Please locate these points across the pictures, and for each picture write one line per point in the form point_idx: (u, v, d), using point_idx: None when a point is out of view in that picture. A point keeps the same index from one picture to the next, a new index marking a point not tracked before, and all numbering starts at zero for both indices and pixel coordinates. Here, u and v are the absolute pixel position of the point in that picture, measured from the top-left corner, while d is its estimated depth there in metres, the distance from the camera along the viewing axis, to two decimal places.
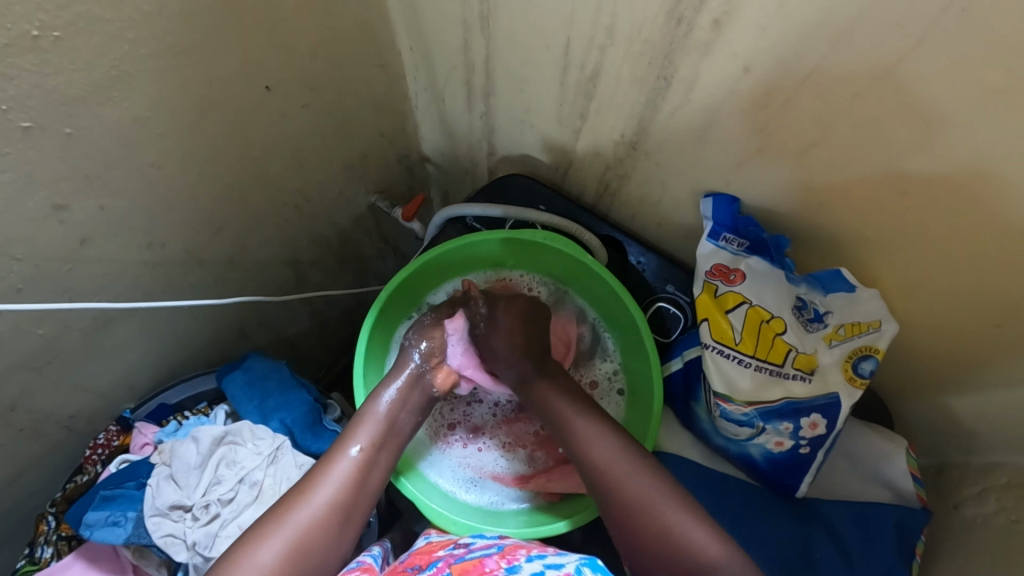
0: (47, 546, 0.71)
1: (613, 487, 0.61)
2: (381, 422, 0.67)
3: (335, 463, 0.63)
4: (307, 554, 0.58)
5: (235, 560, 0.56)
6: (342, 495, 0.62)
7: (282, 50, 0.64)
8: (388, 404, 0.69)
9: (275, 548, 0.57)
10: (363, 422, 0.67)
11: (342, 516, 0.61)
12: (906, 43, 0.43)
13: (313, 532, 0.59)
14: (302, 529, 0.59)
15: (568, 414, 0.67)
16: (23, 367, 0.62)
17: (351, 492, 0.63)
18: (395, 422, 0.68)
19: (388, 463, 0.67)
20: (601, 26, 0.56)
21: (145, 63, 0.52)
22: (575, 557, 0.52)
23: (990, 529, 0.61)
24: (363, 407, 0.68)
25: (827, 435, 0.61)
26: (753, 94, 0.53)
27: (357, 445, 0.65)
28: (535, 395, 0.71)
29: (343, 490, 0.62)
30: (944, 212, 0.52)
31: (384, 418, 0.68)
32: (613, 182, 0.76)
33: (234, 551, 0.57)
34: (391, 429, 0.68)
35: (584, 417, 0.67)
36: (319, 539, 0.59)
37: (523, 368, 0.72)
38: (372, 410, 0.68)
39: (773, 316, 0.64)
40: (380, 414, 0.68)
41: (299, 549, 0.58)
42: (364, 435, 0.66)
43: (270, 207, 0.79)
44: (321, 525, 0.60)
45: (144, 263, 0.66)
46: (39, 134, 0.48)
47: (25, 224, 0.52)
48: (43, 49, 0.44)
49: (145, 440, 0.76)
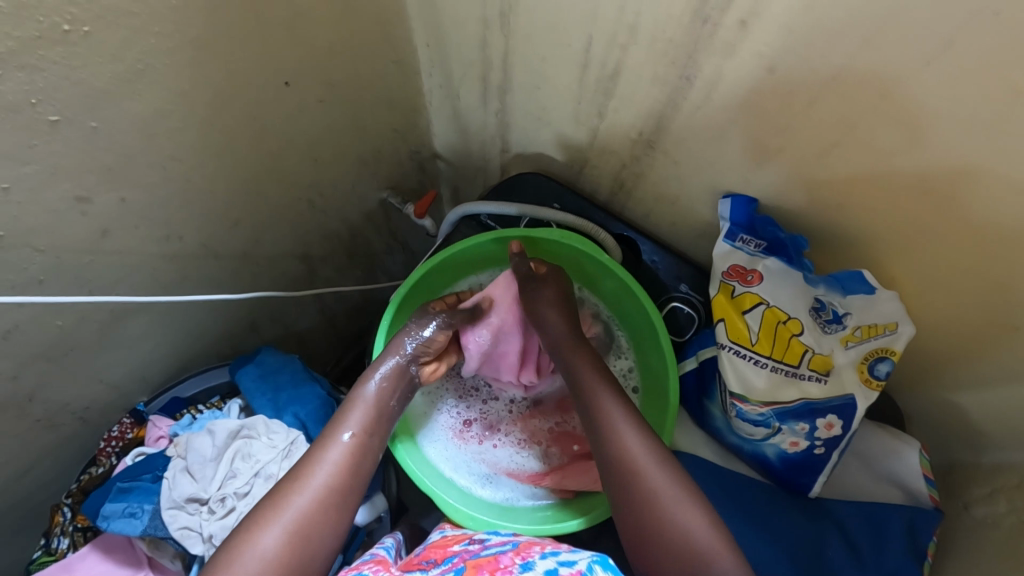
0: (64, 537, 0.72)
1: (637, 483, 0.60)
2: (370, 408, 0.68)
3: (327, 449, 0.63)
4: (306, 541, 0.58)
5: (235, 552, 0.55)
6: (337, 480, 0.62)
7: (301, 45, 0.64)
8: (377, 387, 0.69)
9: (276, 535, 0.57)
10: (352, 408, 0.67)
11: (338, 501, 0.61)
12: (935, 46, 0.43)
13: (312, 515, 0.59)
14: (300, 514, 0.58)
15: (597, 412, 0.66)
16: (42, 357, 0.62)
17: (344, 477, 0.62)
18: (386, 408, 0.69)
19: (380, 448, 0.67)
20: (624, 25, 0.56)
21: (169, 56, 0.52)
22: (587, 554, 0.53)
23: (1001, 529, 0.61)
24: (351, 391, 0.68)
25: (842, 436, 0.62)
26: (776, 94, 0.53)
27: (349, 430, 0.65)
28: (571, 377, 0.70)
29: (336, 477, 0.62)
30: (965, 214, 0.52)
31: (373, 402, 0.68)
32: (628, 181, 0.76)
33: (236, 538, 0.56)
34: (382, 414, 0.68)
35: (612, 404, 0.66)
36: (317, 524, 0.59)
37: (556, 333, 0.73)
38: (361, 396, 0.68)
39: (790, 317, 0.64)
40: (369, 400, 0.68)
41: (298, 534, 0.57)
42: (355, 421, 0.66)
43: (284, 202, 0.79)
44: (317, 511, 0.59)
45: (161, 256, 0.67)
46: (65, 127, 0.49)
47: (47, 216, 0.53)
48: (72, 42, 0.45)
49: (159, 433, 0.77)
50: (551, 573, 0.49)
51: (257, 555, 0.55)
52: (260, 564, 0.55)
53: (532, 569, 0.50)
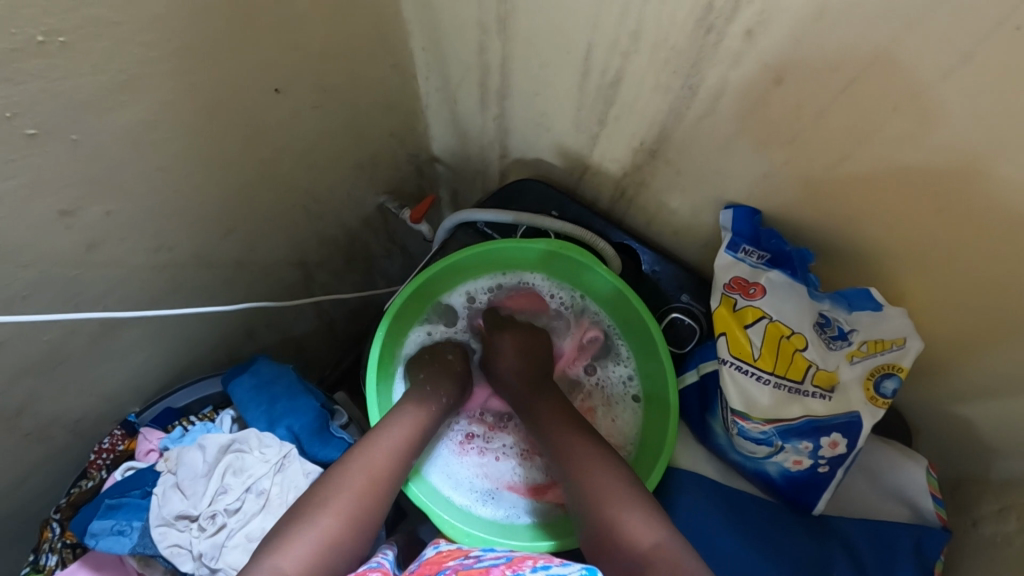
0: (52, 554, 0.70)
1: (607, 506, 0.59)
2: (406, 433, 0.68)
3: (377, 449, 0.64)
4: (339, 551, 0.57)
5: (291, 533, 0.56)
6: (373, 496, 0.61)
7: (293, 52, 0.62)
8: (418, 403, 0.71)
9: (314, 540, 0.56)
10: (397, 418, 0.68)
11: (381, 503, 0.62)
12: (952, 58, 0.41)
13: (361, 511, 0.60)
14: (337, 522, 0.58)
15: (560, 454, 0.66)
16: (30, 373, 0.61)
17: (389, 480, 0.63)
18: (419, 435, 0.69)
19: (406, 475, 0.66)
20: (626, 31, 0.54)
21: (154, 66, 0.50)
22: (578, 567, 0.51)
23: (1012, 549, 0.59)
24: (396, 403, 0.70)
25: (847, 454, 0.60)
26: (783, 103, 0.51)
27: (394, 438, 0.66)
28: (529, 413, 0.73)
29: (373, 493, 0.61)
30: (979, 228, 0.50)
31: (410, 429, 0.68)
32: (629, 188, 0.74)
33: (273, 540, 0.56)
34: (415, 442, 0.68)
35: (576, 443, 0.66)
36: (350, 537, 0.58)
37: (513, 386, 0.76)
38: (399, 420, 0.68)
39: (793, 331, 0.62)
40: (405, 425, 0.68)
41: (334, 543, 0.57)
42: (391, 443, 0.66)
43: (279, 209, 0.77)
44: (352, 524, 0.59)
45: (151, 267, 0.65)
46: (45, 140, 0.47)
47: (29, 231, 0.51)
48: (49, 54, 0.43)
49: (150, 446, 0.75)
50: None
51: (314, 537, 0.56)
52: (315, 546, 0.55)
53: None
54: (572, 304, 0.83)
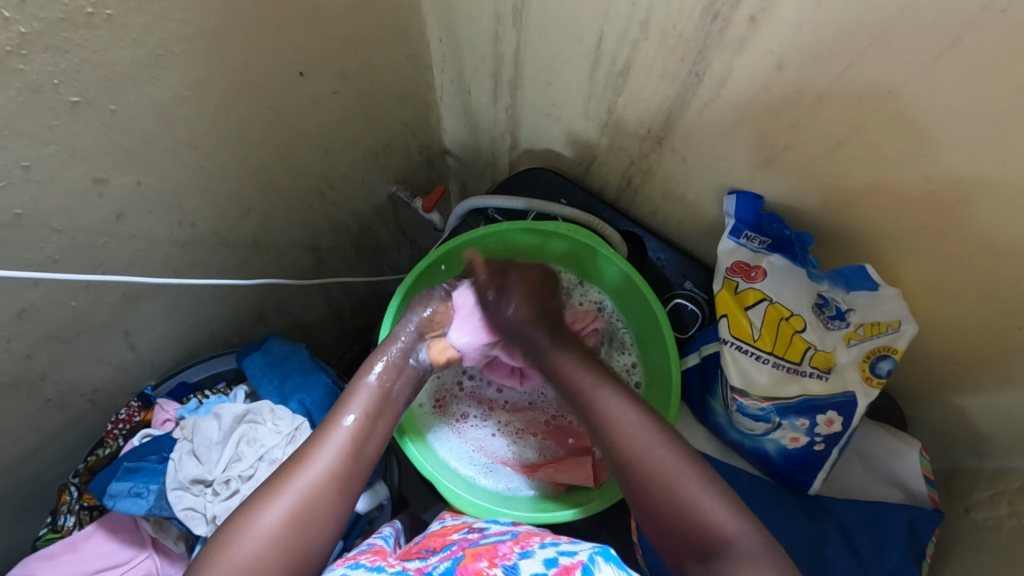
0: (70, 515, 0.74)
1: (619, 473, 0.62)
2: (374, 394, 0.69)
3: (333, 433, 0.64)
4: (307, 524, 0.58)
5: (239, 526, 0.56)
6: (341, 465, 0.62)
7: (317, 37, 0.65)
8: (379, 377, 0.70)
9: (276, 516, 0.57)
10: (355, 394, 0.68)
11: (342, 483, 0.62)
12: (941, 44, 0.43)
13: (313, 497, 0.59)
14: (302, 496, 0.59)
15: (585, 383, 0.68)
16: (55, 337, 0.63)
17: (349, 460, 0.63)
18: (389, 393, 0.69)
19: (384, 433, 0.68)
20: (636, 20, 0.57)
21: (189, 42, 0.53)
22: (589, 545, 0.52)
23: (1002, 532, 0.61)
24: (353, 380, 0.69)
25: (842, 432, 0.63)
26: (786, 91, 0.54)
27: (351, 415, 0.66)
28: (549, 365, 0.72)
29: (340, 460, 0.62)
30: (971, 212, 0.52)
31: (376, 389, 0.69)
32: (635, 177, 0.77)
33: (236, 520, 0.57)
34: (385, 399, 0.69)
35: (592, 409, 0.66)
36: (319, 507, 0.59)
37: (537, 338, 0.74)
38: (364, 382, 0.69)
39: (793, 313, 0.64)
40: (371, 386, 0.69)
41: (298, 518, 0.58)
42: (359, 406, 0.67)
43: (294, 193, 0.80)
44: (320, 494, 0.60)
45: (173, 241, 0.67)
46: (85, 108, 0.50)
47: (64, 197, 0.54)
48: (95, 25, 0.46)
49: (167, 416, 0.77)
50: (550, 562, 0.48)
51: (259, 534, 0.56)
52: (262, 542, 0.56)
53: (519, 571, 0.47)
54: (592, 302, 0.84)
